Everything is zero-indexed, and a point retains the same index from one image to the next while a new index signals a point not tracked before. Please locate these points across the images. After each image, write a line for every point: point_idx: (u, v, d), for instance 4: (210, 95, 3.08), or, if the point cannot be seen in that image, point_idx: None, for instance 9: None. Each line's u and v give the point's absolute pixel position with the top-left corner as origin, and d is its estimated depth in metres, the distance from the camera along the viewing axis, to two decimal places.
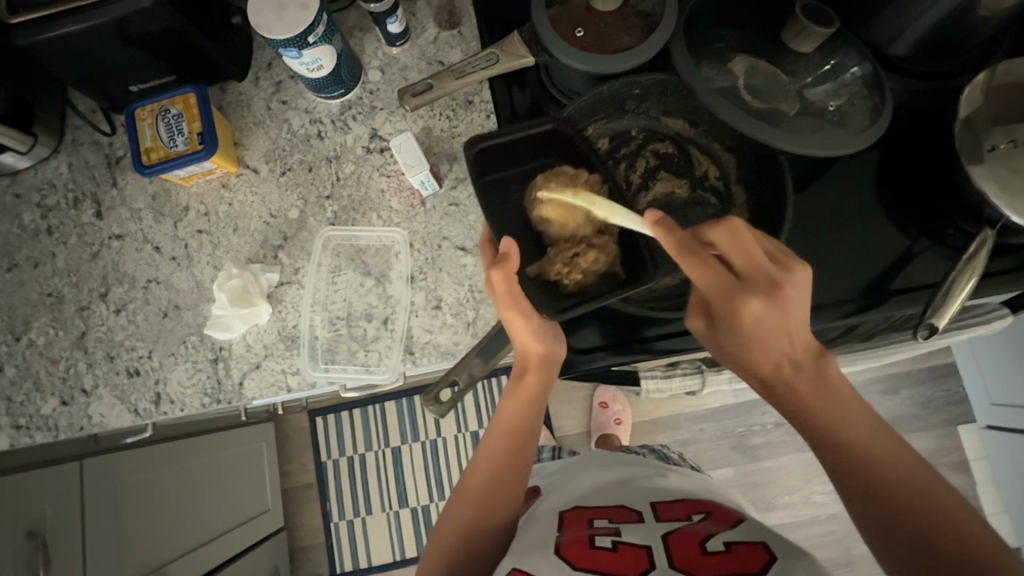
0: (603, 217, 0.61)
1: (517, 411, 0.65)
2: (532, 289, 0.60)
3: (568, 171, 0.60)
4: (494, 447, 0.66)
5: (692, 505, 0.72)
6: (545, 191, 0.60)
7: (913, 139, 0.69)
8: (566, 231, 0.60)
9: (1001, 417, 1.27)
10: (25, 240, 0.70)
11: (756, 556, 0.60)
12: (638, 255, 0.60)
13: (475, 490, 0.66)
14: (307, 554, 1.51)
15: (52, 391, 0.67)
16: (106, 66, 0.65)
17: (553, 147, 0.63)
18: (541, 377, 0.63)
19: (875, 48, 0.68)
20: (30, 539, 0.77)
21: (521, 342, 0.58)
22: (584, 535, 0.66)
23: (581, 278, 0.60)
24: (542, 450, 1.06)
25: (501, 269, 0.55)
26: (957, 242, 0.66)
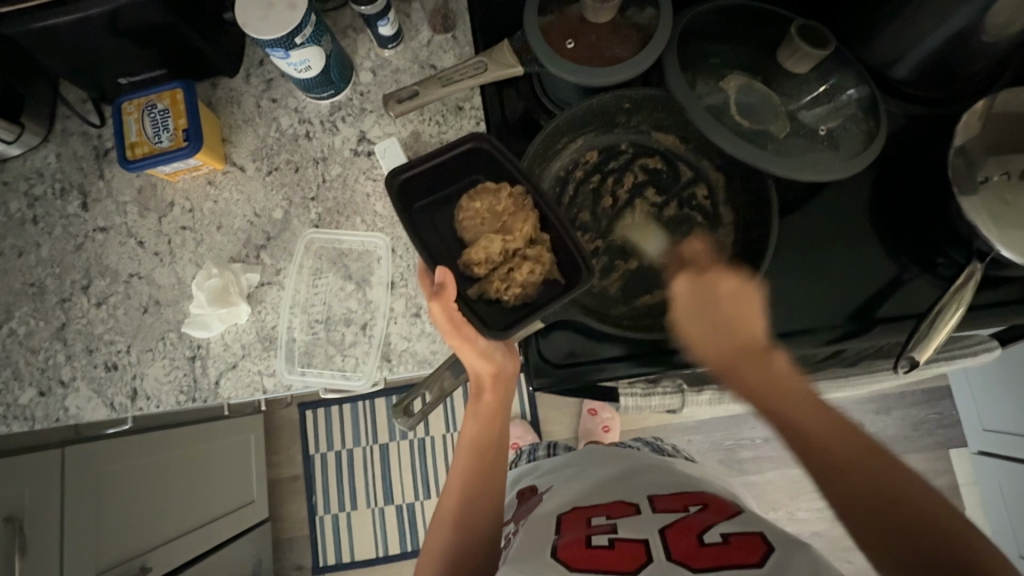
0: (532, 228, 0.59)
1: (478, 428, 0.67)
2: (479, 310, 0.60)
3: (492, 186, 0.60)
4: (462, 468, 0.68)
5: (687, 498, 0.72)
6: (473, 212, 0.60)
7: (908, 165, 0.67)
8: (497, 249, 0.59)
9: (992, 443, 1.26)
10: (10, 229, 0.70)
11: (755, 545, 0.59)
12: (572, 259, 0.57)
13: (451, 513, 0.67)
14: (291, 546, 1.51)
15: (30, 381, 0.67)
16: (94, 58, 0.64)
17: (481, 163, 0.60)
18: (498, 394, 0.65)
19: (875, 71, 0.67)
20: (7, 524, 0.77)
21: (471, 366, 0.60)
22: (581, 536, 0.66)
23: (520, 291, 0.59)
24: (537, 447, 1.04)
25: (438, 300, 0.55)
26: (946, 271, 0.65)
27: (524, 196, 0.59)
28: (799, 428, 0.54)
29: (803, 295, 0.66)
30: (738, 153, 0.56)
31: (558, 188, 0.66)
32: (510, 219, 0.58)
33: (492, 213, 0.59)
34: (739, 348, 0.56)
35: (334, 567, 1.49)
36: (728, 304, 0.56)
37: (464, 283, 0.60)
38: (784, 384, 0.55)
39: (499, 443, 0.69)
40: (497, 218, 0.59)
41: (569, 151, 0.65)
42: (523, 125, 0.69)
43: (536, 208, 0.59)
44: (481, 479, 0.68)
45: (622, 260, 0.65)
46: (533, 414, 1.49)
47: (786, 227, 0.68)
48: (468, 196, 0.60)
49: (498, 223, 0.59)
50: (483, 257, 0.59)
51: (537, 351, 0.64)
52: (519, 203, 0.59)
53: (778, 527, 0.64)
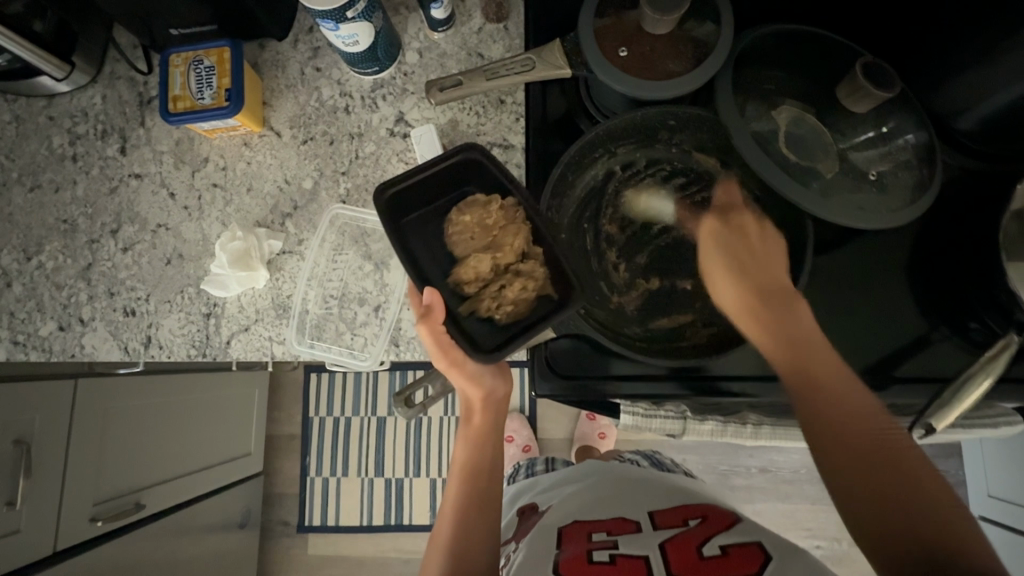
0: (523, 242, 0.58)
1: (469, 453, 0.69)
2: (470, 329, 0.58)
3: (482, 198, 0.59)
4: (455, 494, 0.68)
5: (687, 510, 0.72)
6: (463, 226, 0.59)
7: (950, 221, 0.65)
8: (487, 266, 0.58)
9: (993, 509, 1.22)
10: (51, 163, 0.72)
11: (752, 555, 0.60)
12: (564, 274, 0.56)
13: (445, 544, 0.66)
14: (280, 501, 1.55)
15: (51, 314, 0.69)
16: (148, 8, 0.64)
17: (473, 173, 0.59)
18: (488, 416, 0.67)
19: (938, 117, 0.64)
20: (17, 446, 0.81)
21: (462, 389, 0.64)
22: (581, 551, 0.65)
23: (512, 308, 0.58)
24: (535, 462, 1.05)
25: (425, 323, 0.57)
26: (978, 337, 0.62)
27: (515, 209, 0.58)
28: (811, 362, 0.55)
29: (821, 340, 0.64)
30: (795, 200, 0.54)
31: (587, 200, 0.64)
32: (500, 233, 0.58)
33: (482, 227, 0.58)
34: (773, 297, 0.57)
35: (319, 528, 1.53)
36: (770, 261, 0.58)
37: (453, 300, 0.59)
38: (807, 340, 0.56)
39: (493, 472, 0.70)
40: (488, 232, 0.58)
41: (607, 160, 0.64)
42: (562, 127, 0.67)
43: (527, 222, 0.57)
44: (474, 508, 0.67)
45: (642, 278, 0.64)
46: (532, 411, 1.49)
47: (817, 269, 0.66)
48: (457, 209, 0.59)
49: (488, 238, 0.58)
50: (473, 275, 0.59)
51: (545, 357, 0.64)
52: (510, 216, 0.58)
53: (774, 536, 0.65)
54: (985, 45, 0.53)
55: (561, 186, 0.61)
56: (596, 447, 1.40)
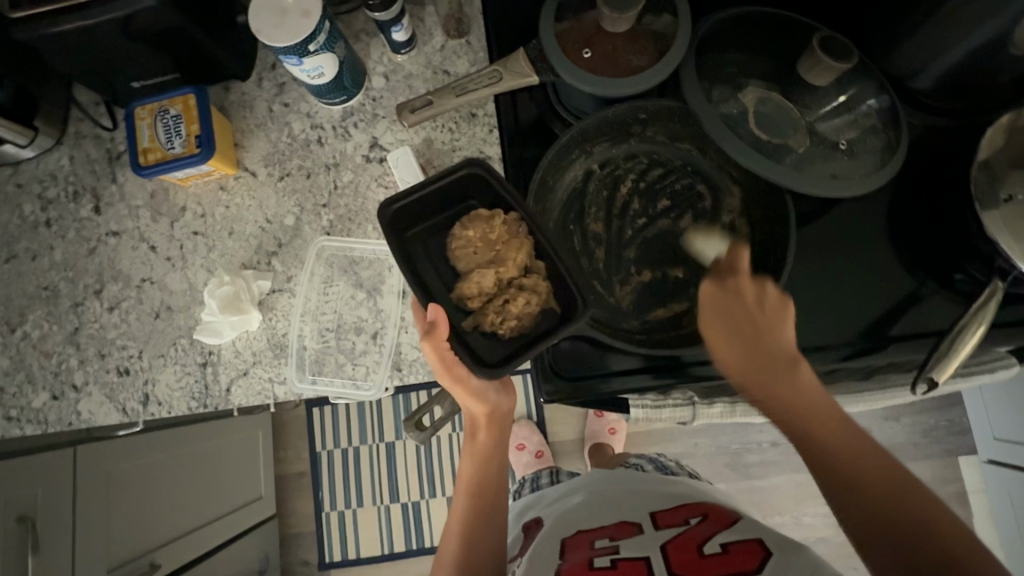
0: (526, 256, 0.58)
1: (475, 469, 0.68)
2: (473, 343, 0.59)
3: (485, 213, 0.59)
4: (461, 508, 0.68)
5: (687, 511, 0.73)
6: (466, 240, 0.59)
7: (926, 177, 0.66)
8: (490, 281, 0.58)
9: (1001, 452, 1.24)
10: (24, 232, 0.70)
11: (751, 552, 0.60)
12: (567, 290, 0.57)
13: (451, 562, 0.65)
14: (298, 541, 1.52)
15: (43, 385, 0.67)
16: (107, 64, 0.64)
17: (473, 187, 0.60)
18: (493, 433, 0.67)
19: (896, 80, 0.66)
20: (21, 523, 0.78)
21: (467, 406, 0.63)
22: (584, 558, 0.66)
23: (517, 323, 0.58)
24: (540, 475, 1.05)
25: (430, 339, 0.56)
26: (964, 287, 0.64)
27: (518, 223, 0.58)
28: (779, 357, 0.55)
29: (817, 310, 0.65)
30: (768, 178, 0.55)
31: (570, 201, 0.65)
32: (504, 247, 0.58)
33: (486, 241, 0.58)
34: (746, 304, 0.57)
35: (339, 564, 1.51)
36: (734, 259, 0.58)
37: (458, 315, 0.60)
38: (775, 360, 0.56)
39: (498, 485, 0.69)
40: (491, 247, 0.58)
41: (584, 160, 0.64)
42: (536, 133, 0.68)
43: (530, 236, 0.58)
44: (480, 522, 0.67)
45: (635, 272, 0.65)
46: (540, 416, 1.49)
47: (803, 241, 0.67)
48: (460, 225, 0.60)
49: (492, 252, 0.58)
50: (478, 290, 0.59)
51: (550, 363, 0.64)
52: (514, 230, 0.58)
53: (774, 531, 0.65)
54: (931, 7, 0.55)
55: (541, 192, 0.61)
56: (608, 444, 1.40)
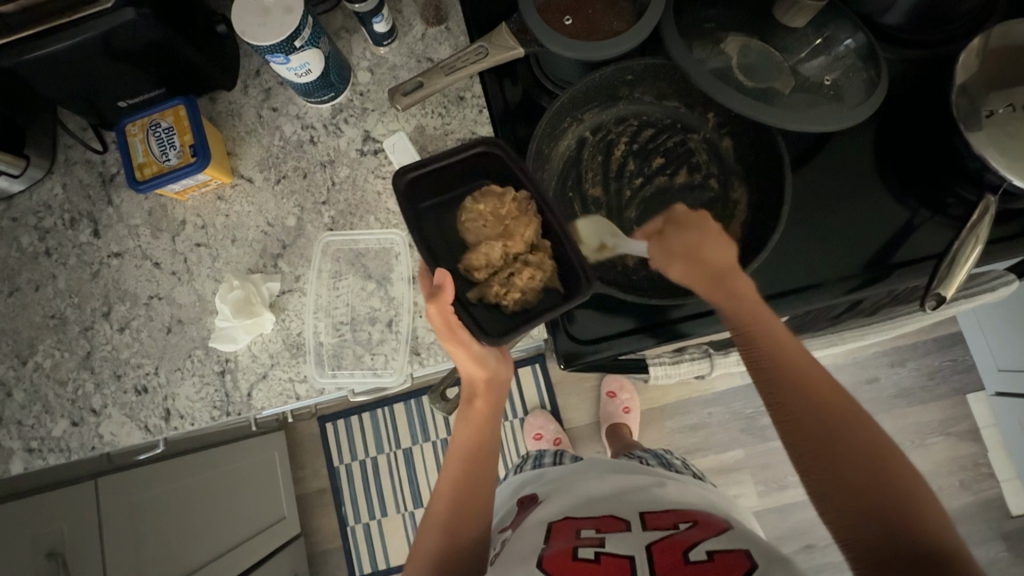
0: (533, 233, 0.59)
1: (470, 436, 0.67)
2: (475, 314, 0.60)
3: (497, 189, 0.61)
4: (453, 474, 0.67)
5: (680, 513, 0.70)
6: (476, 214, 0.61)
7: (906, 111, 0.68)
8: (497, 254, 0.60)
9: (1007, 383, 1.27)
10: (25, 263, 0.70)
11: (739, 563, 0.59)
12: (572, 272, 0.57)
13: (438, 524, 0.66)
14: (326, 559, 1.51)
15: (61, 413, 0.67)
16: (93, 85, 0.64)
17: (486, 164, 0.60)
18: (490, 400, 0.66)
19: (868, 19, 0.68)
20: (49, 560, 0.77)
21: (467, 371, 0.61)
22: (568, 547, 0.65)
23: (520, 297, 0.60)
24: (542, 454, 0.98)
25: (435, 303, 0.56)
26: (956, 210, 0.66)
27: (527, 201, 0.59)
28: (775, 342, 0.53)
29: (819, 249, 0.67)
30: (761, 118, 0.56)
31: (567, 169, 0.66)
32: (513, 223, 0.59)
33: (495, 216, 0.60)
34: (728, 281, 0.56)
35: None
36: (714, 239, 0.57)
37: (464, 286, 0.61)
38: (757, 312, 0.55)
39: (492, 452, 0.69)
40: (500, 221, 0.60)
41: (576, 127, 0.66)
42: (525, 109, 0.70)
43: (539, 214, 0.59)
44: (472, 488, 0.67)
45: (639, 230, 0.66)
46: (554, 403, 1.49)
47: (798, 184, 0.68)
48: (472, 198, 0.61)
49: (501, 226, 0.60)
50: (484, 262, 0.61)
51: (565, 328, 0.66)
52: (523, 207, 0.59)
53: (766, 545, 0.63)
54: None
55: (538, 162, 0.62)
56: (624, 422, 1.40)
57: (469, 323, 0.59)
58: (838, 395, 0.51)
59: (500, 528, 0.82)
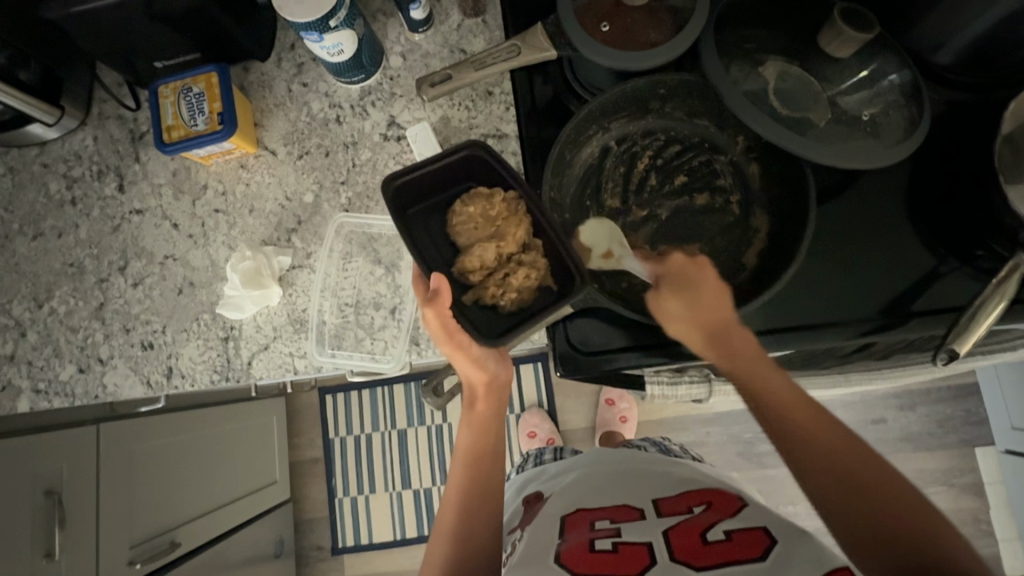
0: (525, 233, 0.58)
1: (473, 439, 0.68)
2: (473, 316, 0.60)
3: (485, 190, 0.59)
4: (458, 479, 0.68)
5: (691, 496, 0.71)
6: (467, 217, 0.59)
7: (944, 154, 0.66)
8: (491, 255, 0.59)
9: (1019, 442, 1.23)
10: (50, 210, 0.72)
11: (757, 541, 0.59)
12: (566, 268, 0.57)
13: (449, 530, 0.66)
14: (312, 526, 1.54)
15: (70, 358, 0.69)
16: (131, 43, 0.65)
17: (473, 169, 0.60)
18: (491, 402, 0.67)
19: (917, 55, 0.65)
20: (48, 497, 0.80)
21: (465, 373, 0.63)
22: (584, 539, 0.65)
23: (517, 296, 0.59)
24: (544, 450, 0.99)
25: (432, 307, 0.56)
26: (985, 263, 0.63)
27: (517, 201, 0.58)
28: (770, 390, 0.56)
29: (834, 288, 0.65)
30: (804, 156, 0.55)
31: (588, 176, 0.66)
32: (503, 224, 0.58)
33: (486, 217, 0.59)
34: (715, 343, 0.57)
35: (352, 549, 1.52)
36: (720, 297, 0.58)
37: (459, 290, 0.61)
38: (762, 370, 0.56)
39: (494, 455, 0.69)
40: (491, 223, 0.59)
41: (601, 135, 0.65)
42: (553, 111, 0.69)
43: (529, 213, 0.58)
44: (478, 492, 0.68)
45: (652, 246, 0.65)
46: (551, 404, 1.49)
47: (822, 216, 0.67)
48: (461, 201, 0.60)
49: (492, 228, 0.59)
50: (479, 264, 0.60)
51: (567, 336, 0.65)
52: (512, 207, 0.59)
53: (784, 521, 0.63)
54: None
55: (559, 166, 0.61)
56: (619, 432, 1.39)
57: (466, 325, 0.58)
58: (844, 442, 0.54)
59: (509, 527, 0.82)
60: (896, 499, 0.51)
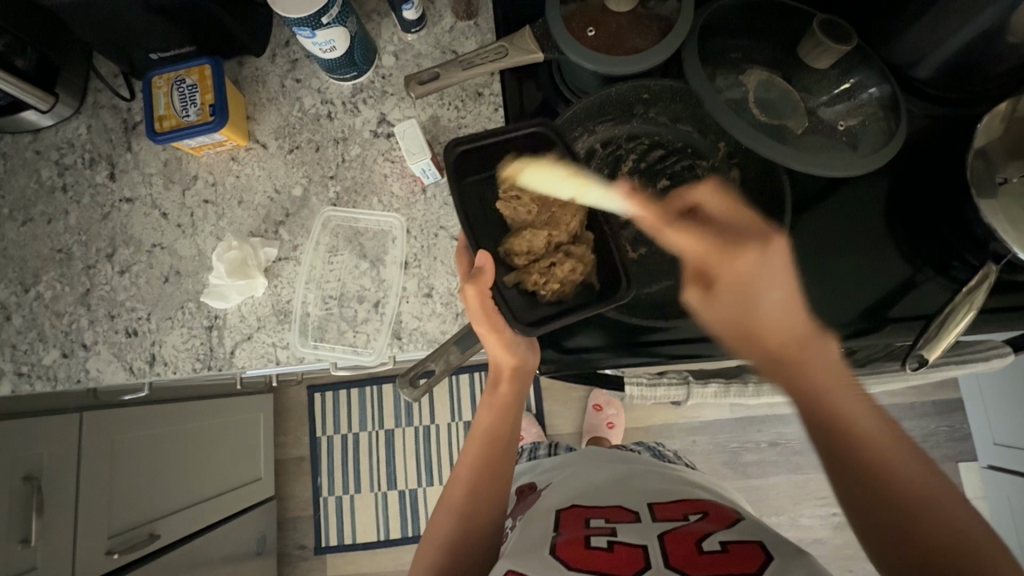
0: (578, 225, 0.60)
1: (491, 420, 0.68)
2: (508, 297, 0.61)
3: (546, 173, 0.60)
4: (473, 459, 0.68)
5: (689, 505, 0.70)
6: (522, 198, 0.61)
7: (921, 166, 0.68)
8: (541, 242, 0.61)
9: (1002, 458, 1.24)
10: (41, 196, 0.73)
11: (752, 553, 0.57)
12: (613, 267, 0.58)
13: (454, 508, 0.66)
14: (295, 525, 1.54)
15: (53, 343, 0.69)
16: (127, 34, 0.66)
17: (537, 149, 0.61)
18: (515, 387, 0.67)
19: (897, 70, 0.67)
20: (26, 483, 0.80)
21: (494, 355, 0.62)
22: (578, 536, 0.65)
23: (558, 288, 0.60)
24: (537, 445, 1.00)
25: (474, 284, 0.57)
26: (961, 274, 0.64)
27: (577, 188, 0.59)
28: (809, 377, 0.51)
29: (811, 294, 0.66)
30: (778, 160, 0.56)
31: None
32: (561, 211, 0.60)
33: (542, 202, 0.61)
34: (756, 326, 0.52)
35: (335, 549, 1.51)
36: (791, 283, 0.52)
37: (502, 270, 0.62)
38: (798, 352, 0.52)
39: (509, 440, 0.69)
40: (547, 207, 0.61)
41: (585, 138, 0.66)
42: (542, 113, 0.70)
43: (586, 204, 0.60)
44: (490, 475, 0.67)
45: (631, 248, 0.66)
46: (538, 408, 1.50)
47: (802, 223, 0.68)
48: (519, 179, 0.61)
49: (547, 213, 0.61)
50: (527, 249, 0.61)
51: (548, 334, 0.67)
52: (571, 195, 0.60)
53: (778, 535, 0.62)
54: None
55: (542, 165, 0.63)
56: (606, 437, 1.40)
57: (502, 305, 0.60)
58: (876, 438, 0.50)
59: None
60: (918, 497, 0.49)
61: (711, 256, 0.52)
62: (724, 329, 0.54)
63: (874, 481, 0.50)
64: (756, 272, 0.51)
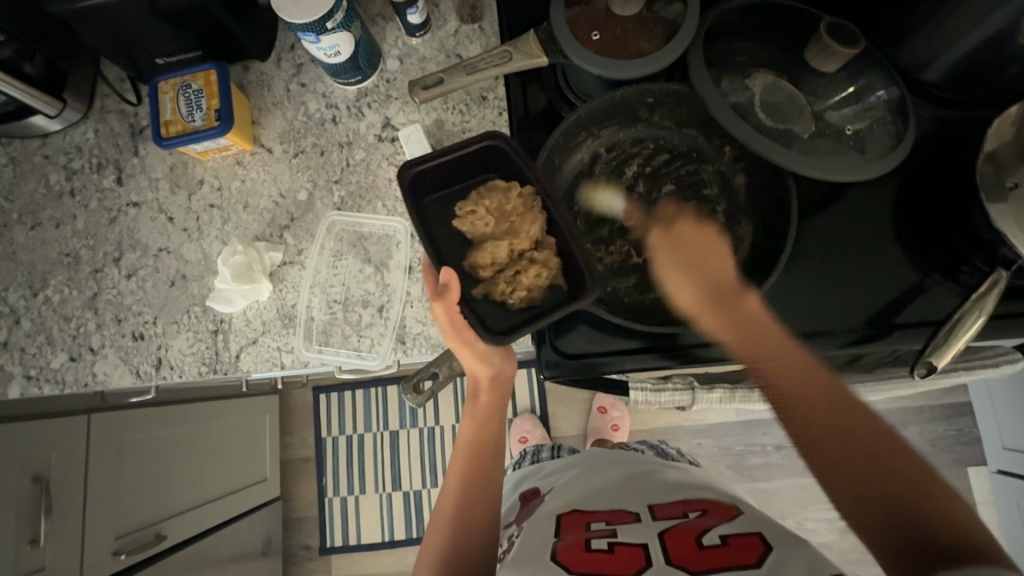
0: (538, 230, 0.60)
1: (473, 429, 0.68)
2: (481, 310, 0.61)
3: (501, 184, 0.61)
4: (459, 470, 0.68)
5: (688, 503, 0.70)
6: (481, 211, 0.61)
7: (930, 170, 0.67)
8: (503, 251, 0.61)
9: (1012, 463, 1.23)
10: (49, 201, 0.73)
11: (753, 545, 0.59)
12: (577, 267, 0.58)
13: (446, 521, 0.65)
14: (300, 525, 1.54)
15: (61, 346, 0.70)
16: (134, 40, 0.66)
17: (494, 161, 0.62)
18: (495, 396, 0.67)
19: (906, 72, 0.66)
20: (35, 483, 0.81)
21: (470, 367, 0.63)
22: (579, 539, 0.64)
23: (526, 295, 0.60)
24: (541, 448, 1.01)
25: (441, 302, 0.57)
26: (969, 279, 0.64)
27: (533, 198, 0.60)
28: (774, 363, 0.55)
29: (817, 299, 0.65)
30: (786, 165, 0.55)
31: (576, 181, 0.66)
32: (518, 220, 0.60)
33: (501, 212, 0.61)
34: (720, 304, 0.57)
35: (340, 549, 1.52)
36: (723, 262, 0.58)
37: (469, 282, 0.62)
38: (759, 331, 0.56)
39: (493, 449, 0.69)
40: (506, 218, 0.61)
41: (590, 142, 0.66)
42: (546, 117, 0.70)
43: (544, 211, 0.60)
44: (476, 484, 0.67)
45: (637, 253, 0.65)
46: (543, 410, 1.50)
47: (808, 227, 0.67)
48: (477, 193, 0.62)
49: (506, 222, 0.61)
50: (490, 260, 0.61)
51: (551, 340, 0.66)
52: (528, 203, 0.60)
53: (776, 524, 0.64)
54: None
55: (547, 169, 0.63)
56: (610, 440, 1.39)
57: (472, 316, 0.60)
58: (838, 407, 0.54)
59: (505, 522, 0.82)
60: (887, 461, 0.52)
61: (659, 241, 0.60)
62: (688, 304, 0.58)
63: (844, 450, 0.53)
64: (708, 260, 0.58)
